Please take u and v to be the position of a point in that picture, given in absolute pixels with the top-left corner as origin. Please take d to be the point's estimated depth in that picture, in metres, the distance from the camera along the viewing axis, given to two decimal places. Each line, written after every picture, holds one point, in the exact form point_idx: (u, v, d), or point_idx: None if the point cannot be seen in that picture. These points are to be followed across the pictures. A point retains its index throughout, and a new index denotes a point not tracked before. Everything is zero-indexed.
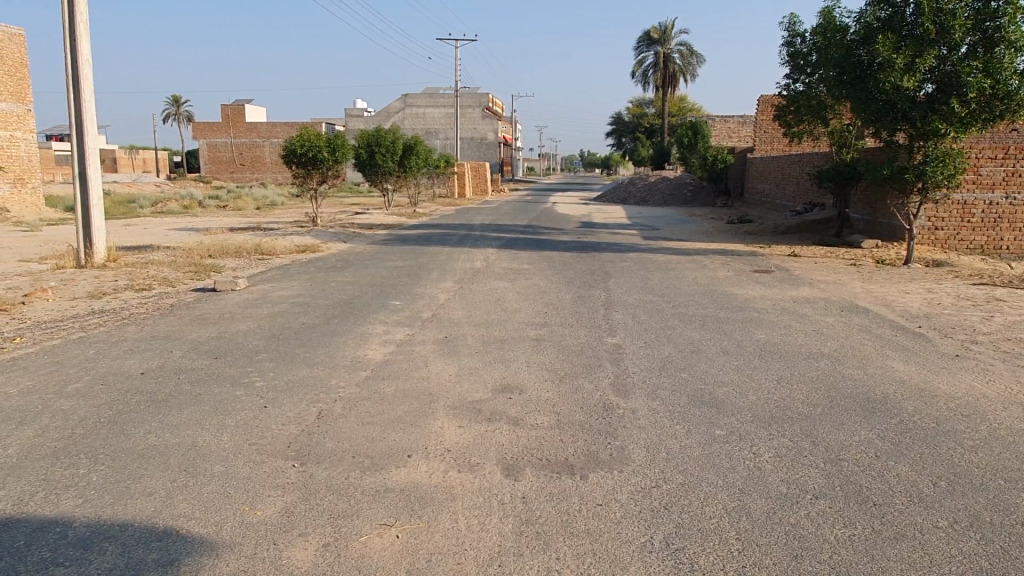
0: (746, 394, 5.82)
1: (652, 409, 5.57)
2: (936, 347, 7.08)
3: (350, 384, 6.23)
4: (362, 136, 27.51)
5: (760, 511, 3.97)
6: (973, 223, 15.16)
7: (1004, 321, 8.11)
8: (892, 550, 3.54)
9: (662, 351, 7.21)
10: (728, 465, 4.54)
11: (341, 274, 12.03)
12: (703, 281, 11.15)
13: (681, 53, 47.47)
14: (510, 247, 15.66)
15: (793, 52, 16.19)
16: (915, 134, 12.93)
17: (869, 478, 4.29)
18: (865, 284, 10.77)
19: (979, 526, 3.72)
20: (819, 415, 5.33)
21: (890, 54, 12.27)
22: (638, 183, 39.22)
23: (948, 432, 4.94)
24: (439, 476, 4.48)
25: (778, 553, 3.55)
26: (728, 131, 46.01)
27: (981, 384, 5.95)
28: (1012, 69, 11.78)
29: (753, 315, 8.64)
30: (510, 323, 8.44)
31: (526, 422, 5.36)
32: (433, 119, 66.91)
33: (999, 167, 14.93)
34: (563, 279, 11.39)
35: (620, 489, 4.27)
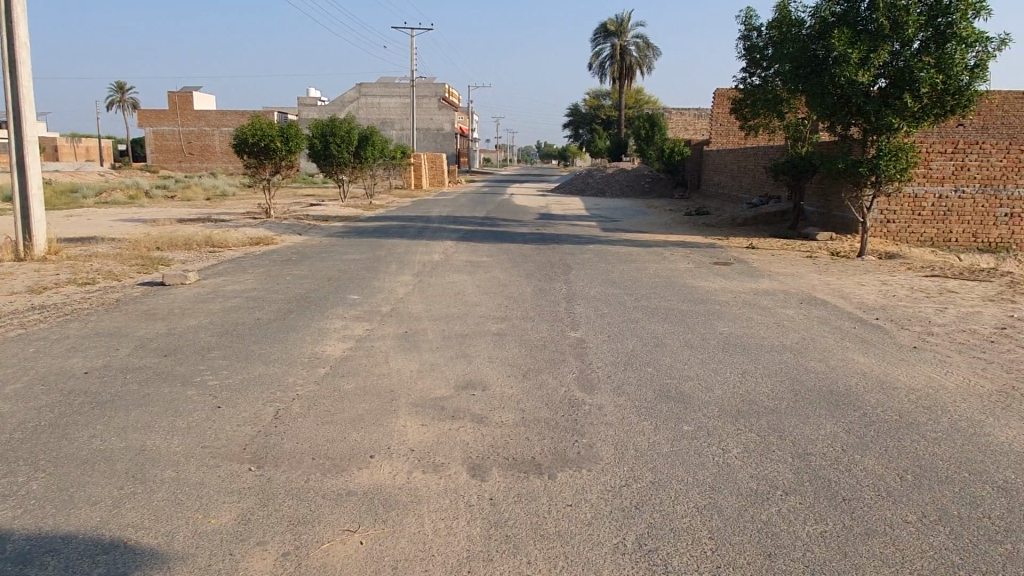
0: (712, 389, 5.80)
1: (618, 404, 5.51)
2: (894, 339, 7.18)
3: (307, 382, 6.01)
4: (316, 125, 26.91)
5: (732, 508, 3.93)
6: (924, 216, 15.54)
7: (957, 313, 8.30)
8: (864, 547, 3.52)
9: (625, 345, 7.15)
10: (698, 462, 4.49)
11: (297, 267, 11.71)
12: (664, 273, 11.16)
13: (638, 45, 47.63)
14: (469, 239, 15.49)
15: (750, 46, 16.31)
16: (869, 129, 13.15)
17: (837, 473, 4.29)
18: (821, 276, 10.91)
19: (946, 520, 3.74)
20: (785, 409, 5.33)
21: (846, 48, 12.42)
22: (595, 175, 39.34)
23: (911, 424, 4.98)
24: (404, 478, 4.33)
25: (752, 552, 3.50)
26: (684, 123, 46.44)
27: (939, 375, 6.04)
28: (962, 66, 12.05)
29: (714, 307, 8.67)
30: (472, 317, 8.30)
31: (490, 420, 5.24)
32: (388, 109, 66.06)
33: (948, 161, 15.29)
34: (523, 272, 11.27)
35: (590, 489, 4.18)
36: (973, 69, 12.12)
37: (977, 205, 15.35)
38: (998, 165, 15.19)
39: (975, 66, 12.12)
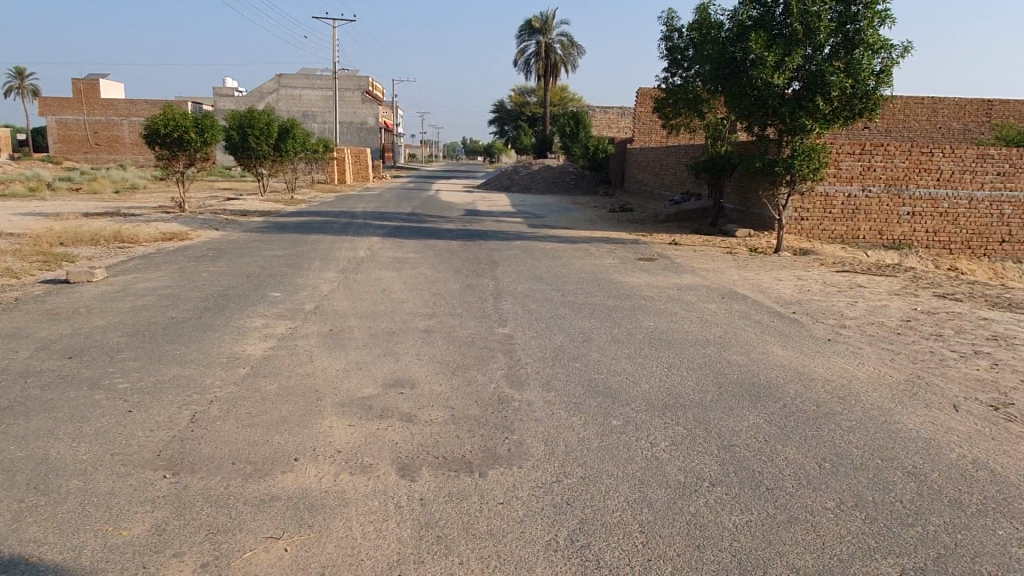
0: (639, 383, 5.88)
1: (547, 400, 5.51)
2: (810, 332, 7.46)
3: (227, 383, 5.77)
4: (233, 117, 25.96)
5: (661, 501, 3.97)
6: (834, 214, 16.26)
7: (867, 306, 8.71)
8: (787, 534, 3.62)
9: (553, 340, 7.17)
10: (627, 457, 4.54)
11: (214, 263, 11.24)
12: (591, 269, 11.26)
13: (563, 43, 48.05)
14: (394, 235, 15.27)
15: (671, 46, 16.63)
16: (785, 129, 13.64)
17: (760, 463, 4.40)
18: (741, 272, 11.25)
19: (862, 505, 3.89)
20: (709, 401, 5.45)
21: (762, 51, 12.81)
22: (521, 172, 39.49)
23: (827, 414, 5.18)
24: (331, 480, 4.20)
25: (681, 544, 3.55)
26: (608, 122, 47.15)
27: (851, 366, 6.31)
28: (870, 71, 12.64)
29: (640, 303, 8.82)
30: (399, 314, 8.17)
31: (419, 418, 5.14)
32: (309, 102, 64.49)
33: (856, 162, 16.04)
34: (450, 268, 11.17)
35: (521, 486, 4.16)
36: (879, 74, 12.72)
37: (883, 204, 16.16)
38: (901, 167, 16.03)
39: (881, 71, 12.72)
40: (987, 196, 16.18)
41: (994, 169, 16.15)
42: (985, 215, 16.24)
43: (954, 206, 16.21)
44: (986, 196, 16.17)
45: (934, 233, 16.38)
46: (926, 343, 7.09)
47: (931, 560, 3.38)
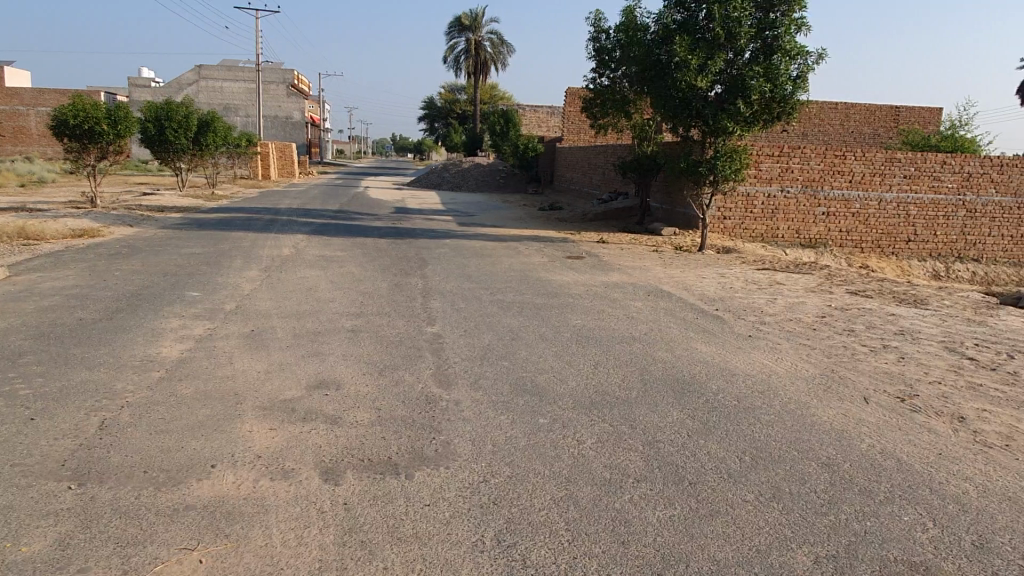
0: (567, 380, 5.92)
1: (475, 400, 5.48)
2: (732, 328, 7.67)
3: (139, 387, 5.50)
4: (149, 108, 24.88)
5: (587, 498, 4.00)
6: (755, 213, 16.77)
7: (785, 303, 9.01)
8: (708, 528, 3.69)
9: (482, 339, 7.15)
10: (554, 455, 4.54)
11: (127, 261, 10.74)
12: (519, 267, 11.29)
13: (492, 41, 48.06)
14: (320, 233, 14.94)
15: (599, 47, 16.27)
16: (707, 131, 14.01)
17: (684, 458, 4.48)
18: (666, 269, 11.47)
19: (780, 497, 4.01)
20: (635, 398, 5.53)
21: (686, 54, 13.10)
22: (451, 169, 39.30)
23: (748, 408, 5.33)
24: (250, 487, 4.05)
25: (606, 541, 3.57)
26: (538, 120, 47.43)
27: (770, 361, 6.52)
28: (787, 76, 13.10)
29: (568, 301, 8.88)
30: (324, 313, 7.98)
31: (344, 420, 5.03)
32: (231, 94, 62.49)
33: (775, 164, 16.59)
34: (378, 266, 11.00)
35: (448, 487, 4.11)
36: (796, 79, 13.20)
37: (800, 204, 16.77)
38: (817, 168, 16.69)
39: (798, 77, 13.21)
40: (894, 198, 17.10)
41: (902, 172, 17.05)
42: (892, 215, 17.18)
43: (864, 207, 17.05)
44: (894, 198, 17.10)
45: (847, 232, 17.16)
46: (839, 338, 7.40)
47: (842, 548, 3.50)
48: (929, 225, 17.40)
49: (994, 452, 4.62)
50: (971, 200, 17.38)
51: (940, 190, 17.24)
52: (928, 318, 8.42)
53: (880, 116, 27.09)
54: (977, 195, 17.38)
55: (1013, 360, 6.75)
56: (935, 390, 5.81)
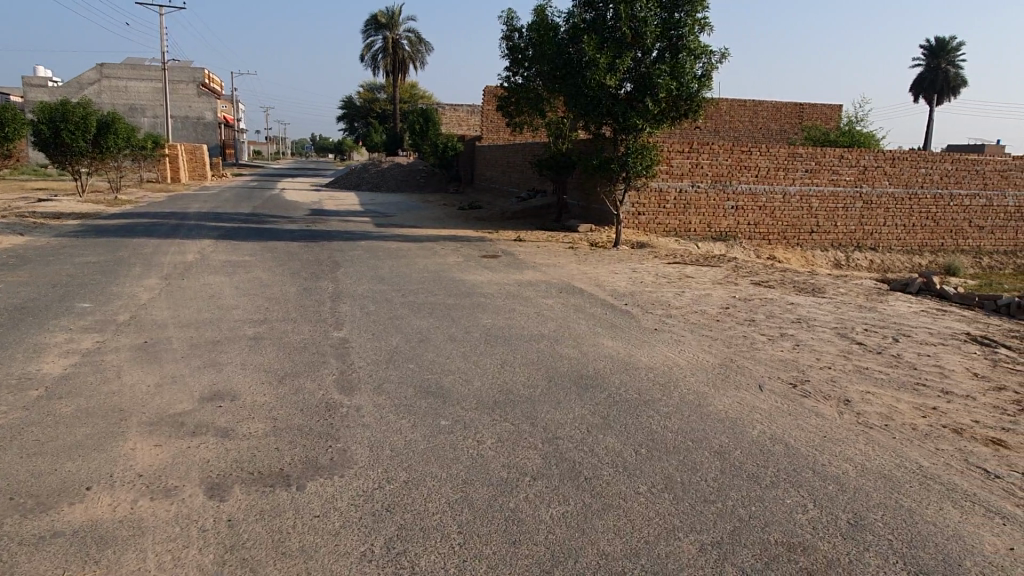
0: (472, 380, 5.89)
1: (377, 404, 5.36)
2: (639, 322, 7.80)
3: (14, 408, 5.15)
4: (43, 109, 23.58)
5: (482, 499, 3.96)
6: (668, 209, 17.02)
7: (692, 296, 9.23)
8: (600, 522, 3.71)
9: (389, 342, 7.04)
10: (451, 457, 4.49)
11: (13, 272, 10.12)
12: (433, 268, 11.17)
13: (410, 39, 47.62)
14: (229, 237, 14.46)
15: (512, 45, 15.98)
16: (618, 128, 14.21)
17: (582, 454, 4.51)
18: (580, 266, 11.56)
19: (672, 487, 4.06)
20: (539, 396, 5.53)
21: (594, 53, 13.19)
22: (371, 170, 38.76)
23: (647, 401, 5.41)
24: (126, 509, 3.84)
25: (497, 541, 3.54)
26: (458, 119, 47.18)
27: (673, 353, 6.65)
28: (692, 75, 13.46)
29: (480, 300, 8.84)
30: (225, 322, 7.68)
31: (237, 432, 4.84)
32: (137, 94, 59.86)
33: (686, 160, 16.89)
34: (287, 271, 10.70)
35: (340, 496, 3.99)
36: (701, 78, 13.58)
37: (710, 199, 17.18)
38: (725, 164, 17.15)
39: (703, 75, 13.59)
40: (797, 191, 17.80)
41: (803, 167, 17.76)
42: (796, 208, 17.89)
43: (770, 200, 17.66)
44: (797, 191, 17.80)
45: (755, 225, 17.73)
46: (741, 328, 7.61)
47: (727, 534, 3.58)
48: (830, 216, 18.19)
49: (874, 432, 4.83)
50: (867, 191, 18.31)
51: (839, 183, 18.08)
52: (824, 305, 8.78)
53: (786, 113, 28.15)
54: (872, 187, 18.34)
55: (899, 343, 7.09)
56: (825, 374, 6.05)
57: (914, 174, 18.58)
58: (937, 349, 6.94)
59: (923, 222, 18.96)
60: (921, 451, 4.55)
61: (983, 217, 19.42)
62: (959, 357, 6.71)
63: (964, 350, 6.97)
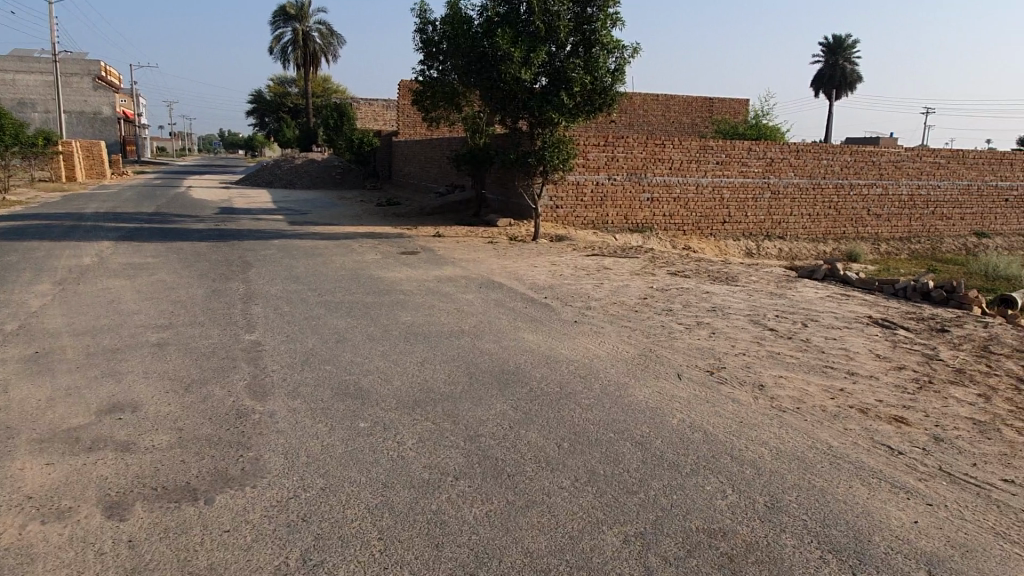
0: (391, 380, 5.75)
1: (292, 409, 5.15)
2: (558, 315, 7.81)
3: None
4: None
5: (402, 503, 3.85)
6: (585, 201, 17.14)
7: (610, 287, 9.33)
8: (524, 520, 3.65)
9: (304, 343, 6.80)
10: (370, 460, 4.35)
11: None
12: (350, 266, 10.90)
13: (321, 31, 46.47)
14: (131, 238, 13.72)
15: (426, 39, 15.63)
16: (534, 122, 14.25)
17: (504, 450, 4.45)
18: (500, 261, 11.52)
19: (594, 480, 4.06)
20: (460, 393, 5.45)
21: (509, 47, 13.10)
22: (284, 167, 37.64)
23: (569, 393, 5.41)
24: (13, 535, 3.53)
25: (419, 545, 3.44)
26: (374, 114, 46.37)
27: (593, 345, 6.69)
28: (606, 69, 13.68)
29: (398, 298, 8.67)
30: (125, 328, 7.25)
31: (138, 446, 4.55)
32: (26, 88, 56.18)
33: (602, 153, 17.06)
34: (195, 272, 10.22)
35: (252, 508, 3.80)
36: (614, 72, 13.82)
37: (626, 191, 17.44)
38: (640, 156, 17.46)
39: (615, 70, 13.84)
40: (709, 183, 18.31)
41: (714, 158, 18.28)
42: (708, 199, 18.41)
43: (684, 191, 18.11)
44: (709, 182, 18.31)
45: (670, 216, 18.13)
46: (658, 318, 7.73)
47: (650, 524, 3.59)
48: (740, 207, 18.80)
49: (787, 416, 4.97)
50: (774, 182, 19.03)
51: (747, 174, 18.71)
52: (736, 294, 9.04)
53: (696, 107, 28.96)
54: (779, 178, 19.06)
55: (807, 328, 7.36)
56: (740, 360, 6.21)
57: (817, 165, 19.43)
58: (842, 332, 7.24)
59: (826, 211, 19.87)
60: (830, 432, 4.71)
61: (881, 205, 20.51)
62: (862, 339, 7.02)
63: (866, 332, 7.29)
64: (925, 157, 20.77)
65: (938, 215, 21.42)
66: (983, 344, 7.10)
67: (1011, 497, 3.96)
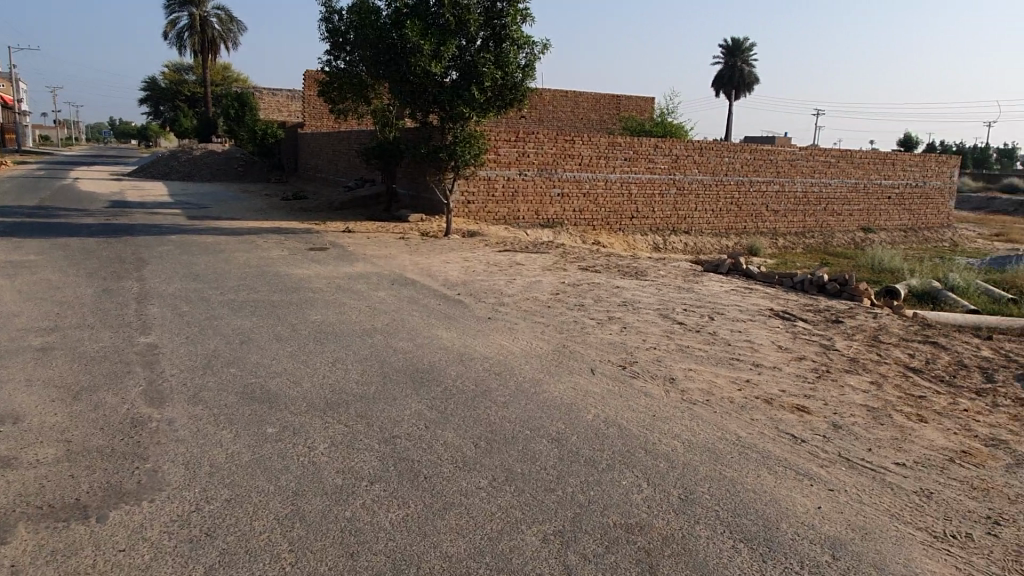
0: (301, 382, 5.54)
1: (193, 416, 4.88)
2: (472, 312, 7.76)
3: None
4: None
5: (314, 511, 3.70)
6: (497, 196, 17.09)
7: (523, 283, 9.36)
8: (442, 523, 3.59)
9: (206, 345, 6.47)
10: (279, 467, 4.17)
11: None
12: (254, 263, 10.48)
13: (220, 17, 44.54)
14: (10, 233, 12.71)
15: (332, 28, 15.20)
16: (445, 116, 14.12)
17: (420, 452, 4.36)
18: (412, 257, 11.36)
19: (512, 479, 4.03)
20: (373, 393, 5.31)
21: (418, 39, 12.90)
22: (181, 158, 35.90)
23: (484, 391, 5.36)
24: None
25: (333, 555, 3.31)
26: (278, 105, 44.89)
27: (507, 341, 6.68)
28: (516, 65, 13.72)
29: (306, 296, 8.40)
30: (4, 332, 6.69)
31: (21, 461, 4.18)
32: None
33: (513, 148, 17.06)
34: (83, 271, 9.56)
35: (151, 524, 3.56)
36: (524, 68, 13.87)
37: (537, 186, 17.54)
38: (550, 152, 17.59)
39: (526, 65, 13.90)
40: (617, 179, 18.69)
41: (622, 155, 18.67)
42: (616, 194, 18.78)
43: (593, 187, 18.40)
44: (617, 178, 18.68)
45: (580, 212, 18.37)
46: (570, 313, 7.79)
47: (568, 521, 3.59)
48: (647, 203, 19.28)
49: (697, 408, 5.10)
50: (679, 179, 19.63)
51: (654, 170, 19.19)
52: (646, 288, 9.23)
53: (603, 105, 29.51)
54: (683, 175, 19.68)
55: (713, 321, 7.61)
56: (651, 354, 6.33)
57: (719, 163, 20.18)
58: (746, 325, 7.52)
59: (728, 207, 20.67)
60: (738, 422, 4.87)
61: (778, 201, 21.51)
62: (765, 331, 7.30)
63: (768, 324, 7.60)
64: (817, 157, 21.95)
65: (829, 211, 22.67)
66: (873, 334, 7.54)
67: (903, 479, 4.20)
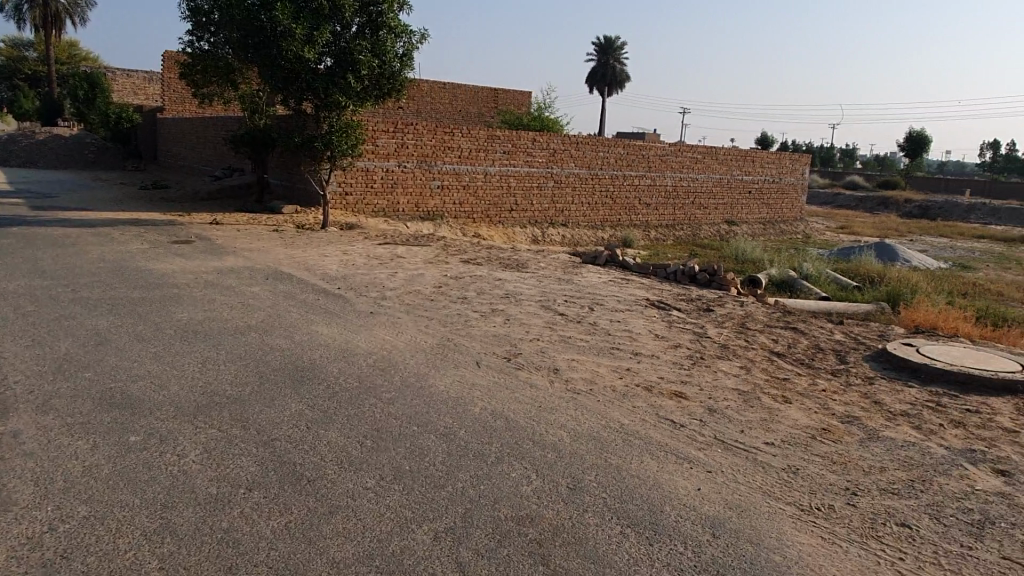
0: (168, 385, 5.16)
1: (44, 426, 4.43)
2: (353, 306, 7.53)
3: None
4: None
5: (187, 523, 3.45)
6: (376, 188, 16.64)
7: (405, 276, 9.20)
8: (327, 527, 3.44)
9: (56, 348, 5.89)
10: (146, 478, 3.86)
11: None
12: (111, 257, 9.69)
13: None
14: None
15: (195, 7, 14.29)
16: (320, 105, 13.64)
17: (302, 454, 4.17)
18: (286, 250, 10.91)
19: (400, 477, 3.93)
20: (249, 395, 5.03)
21: (290, 23, 12.39)
22: (21, 143, 32.67)
23: (368, 388, 5.21)
24: None
25: (210, 570, 3.10)
26: (134, 88, 41.82)
27: (390, 336, 6.53)
28: (393, 53, 13.48)
29: (172, 292, 7.86)
30: None
31: None
32: None
33: (391, 139, 16.72)
34: None
35: None
36: (402, 57, 13.65)
37: (416, 178, 17.28)
38: (429, 144, 17.39)
39: (403, 55, 13.68)
40: (496, 171, 18.81)
41: (501, 148, 18.80)
42: (495, 187, 18.88)
43: (473, 179, 18.42)
44: (495, 171, 18.80)
45: (460, 204, 18.32)
46: (454, 306, 7.73)
47: (459, 517, 3.54)
48: (526, 195, 19.52)
49: (581, 397, 5.20)
50: (556, 172, 20.01)
51: (532, 164, 19.47)
52: (527, 280, 9.32)
53: (481, 97, 29.60)
54: (560, 168, 20.08)
55: (594, 311, 7.78)
56: (535, 346, 6.39)
57: (594, 157, 20.74)
58: (624, 315, 7.74)
59: (603, 200, 21.29)
60: (621, 410, 4.99)
61: (649, 195, 22.40)
62: (642, 321, 7.56)
63: (645, 314, 7.87)
64: (684, 153, 23.06)
65: (696, 205, 23.87)
66: (740, 321, 7.99)
67: (772, 457, 4.45)
